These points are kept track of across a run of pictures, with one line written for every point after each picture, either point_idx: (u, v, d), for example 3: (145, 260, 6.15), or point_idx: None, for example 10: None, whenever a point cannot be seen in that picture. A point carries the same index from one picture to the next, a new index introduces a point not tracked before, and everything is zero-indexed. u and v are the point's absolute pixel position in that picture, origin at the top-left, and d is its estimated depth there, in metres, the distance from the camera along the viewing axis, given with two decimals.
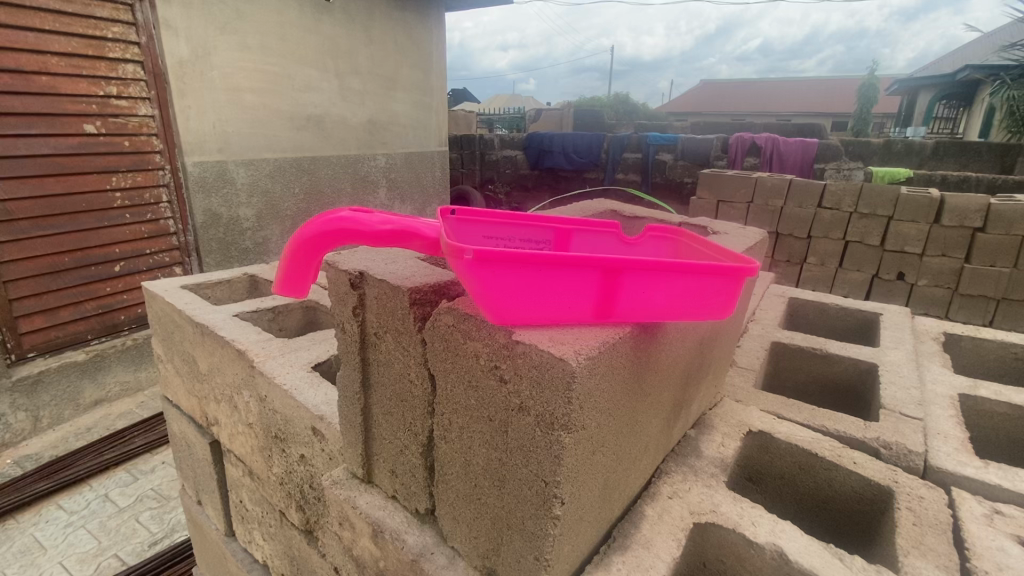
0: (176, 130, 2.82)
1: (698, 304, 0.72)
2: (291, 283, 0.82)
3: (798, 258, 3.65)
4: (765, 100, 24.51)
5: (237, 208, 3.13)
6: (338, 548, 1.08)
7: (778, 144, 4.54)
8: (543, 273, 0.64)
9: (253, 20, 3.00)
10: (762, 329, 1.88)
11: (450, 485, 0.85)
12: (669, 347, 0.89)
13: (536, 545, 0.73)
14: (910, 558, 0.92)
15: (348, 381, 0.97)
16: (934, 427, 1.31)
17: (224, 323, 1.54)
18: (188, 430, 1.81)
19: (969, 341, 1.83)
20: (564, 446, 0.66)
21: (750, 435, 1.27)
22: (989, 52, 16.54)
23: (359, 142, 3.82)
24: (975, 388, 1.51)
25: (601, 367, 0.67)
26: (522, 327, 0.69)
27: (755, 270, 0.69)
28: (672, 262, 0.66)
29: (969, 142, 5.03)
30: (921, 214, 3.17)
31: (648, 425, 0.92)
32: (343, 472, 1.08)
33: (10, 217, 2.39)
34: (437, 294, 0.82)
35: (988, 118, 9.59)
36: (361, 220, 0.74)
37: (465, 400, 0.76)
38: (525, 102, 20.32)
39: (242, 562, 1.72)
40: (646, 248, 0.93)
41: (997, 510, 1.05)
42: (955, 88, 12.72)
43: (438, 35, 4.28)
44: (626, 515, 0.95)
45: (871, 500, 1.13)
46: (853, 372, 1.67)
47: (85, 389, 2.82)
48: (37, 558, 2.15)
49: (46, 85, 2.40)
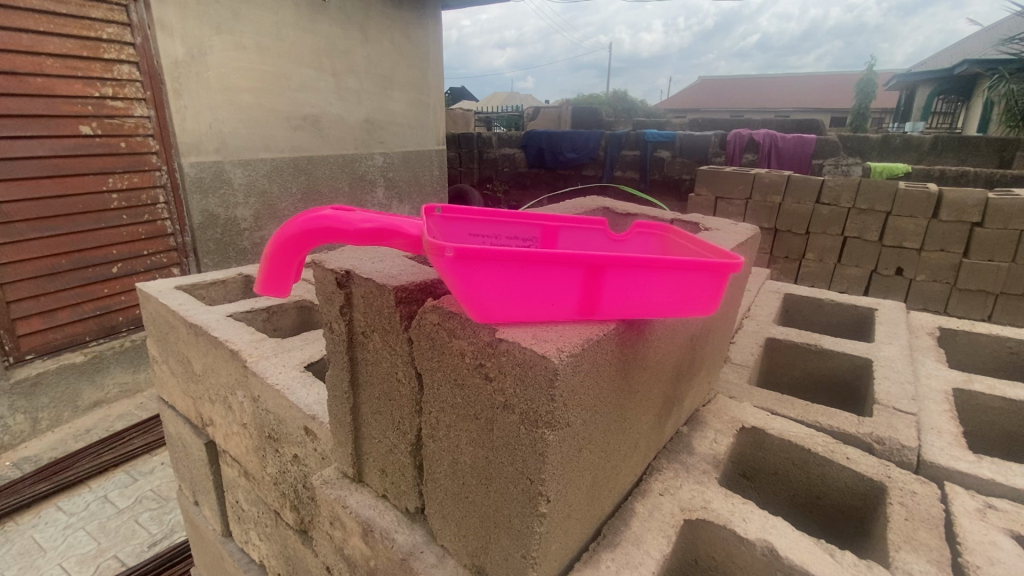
0: (172, 131, 2.82)
1: (684, 300, 0.72)
2: (273, 282, 0.82)
3: (796, 254, 3.64)
4: (764, 96, 24.46)
5: (234, 209, 3.12)
6: (330, 548, 1.08)
7: (776, 140, 4.53)
8: (526, 271, 0.64)
9: (249, 20, 2.99)
10: (756, 325, 1.88)
11: (438, 483, 0.85)
12: (658, 343, 0.88)
13: (523, 543, 0.73)
14: (901, 553, 0.92)
15: (337, 380, 0.97)
16: (927, 422, 1.31)
17: (217, 323, 1.54)
18: (184, 431, 1.81)
19: (964, 336, 1.83)
20: (547, 443, 0.66)
21: (744, 431, 1.27)
22: (990, 45, 16.50)
23: (356, 141, 3.81)
24: (970, 382, 1.51)
25: (585, 365, 0.67)
26: (506, 325, 0.68)
27: (739, 266, 0.69)
28: (654, 259, 0.66)
29: (968, 137, 5.02)
30: (919, 209, 3.17)
31: (638, 421, 0.92)
32: (334, 472, 1.08)
33: (8, 218, 2.38)
34: (424, 292, 0.81)
35: (987, 111, 9.51)
36: (343, 219, 0.73)
37: (451, 399, 0.76)
38: (524, 101, 20.12)
39: (239, 562, 1.72)
40: (634, 245, 0.93)
41: (989, 504, 1.05)
42: (954, 83, 12.71)
43: (434, 34, 4.27)
44: (615, 512, 0.95)
45: (864, 495, 1.13)
46: (848, 366, 1.67)
47: (84, 390, 2.83)
48: (36, 559, 2.15)
49: (41, 87, 2.39)
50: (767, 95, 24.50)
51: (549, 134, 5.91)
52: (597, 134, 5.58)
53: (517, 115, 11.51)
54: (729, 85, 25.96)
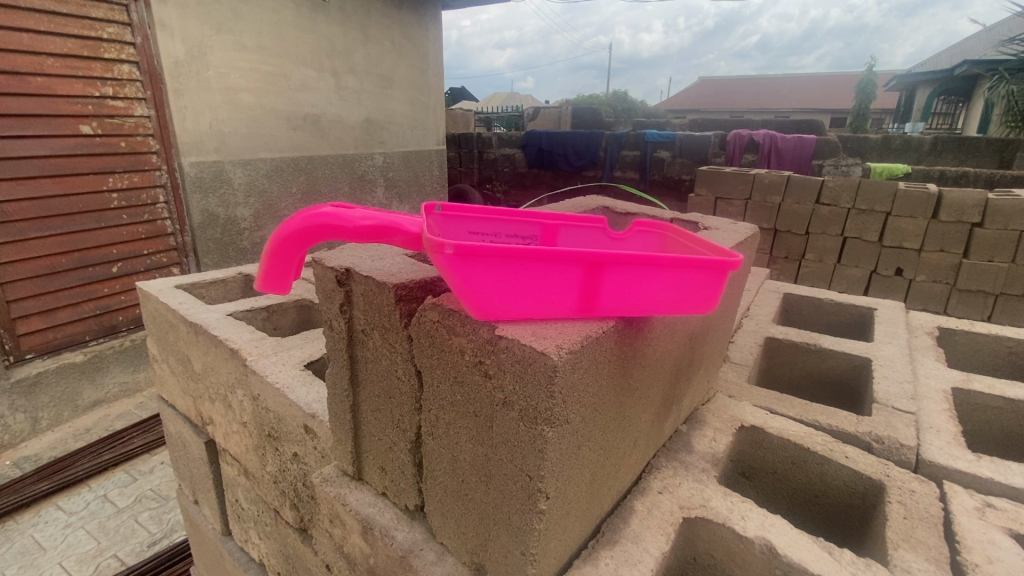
0: (173, 131, 2.82)
1: (683, 298, 0.72)
2: (273, 279, 0.83)
3: (796, 254, 3.64)
4: (764, 96, 24.47)
5: (234, 208, 3.12)
6: (330, 545, 1.08)
7: (776, 141, 4.54)
8: (526, 268, 0.64)
9: (250, 20, 3.00)
10: (756, 325, 1.89)
11: (438, 481, 0.85)
12: (657, 340, 0.88)
13: (522, 540, 0.73)
14: (899, 551, 0.92)
15: (336, 378, 0.97)
16: (926, 421, 1.31)
17: (217, 322, 1.54)
18: (184, 430, 1.81)
19: (963, 335, 1.84)
20: (547, 440, 0.66)
21: (743, 430, 1.27)
22: (990, 46, 16.53)
23: (356, 141, 3.81)
24: (970, 381, 1.51)
25: (584, 362, 0.67)
26: (506, 322, 0.69)
27: (738, 263, 0.69)
28: (653, 256, 0.66)
29: (968, 138, 5.02)
30: (919, 210, 3.17)
31: (636, 419, 0.92)
32: (333, 470, 1.08)
33: (8, 218, 2.39)
34: (424, 290, 0.82)
35: (986, 112, 9.50)
36: (343, 216, 0.74)
37: (451, 396, 0.76)
38: (524, 101, 20.11)
39: (239, 561, 1.72)
40: (633, 243, 0.93)
41: (988, 502, 1.05)
42: (954, 84, 12.71)
43: (435, 34, 4.27)
44: (615, 510, 0.95)
45: (862, 494, 1.13)
46: (847, 366, 1.67)
47: (83, 390, 2.83)
48: (36, 559, 2.15)
49: (41, 86, 2.39)
50: (767, 95, 24.51)
51: (549, 134, 5.91)
52: (597, 135, 5.58)
53: (517, 116, 11.52)
54: (729, 86, 25.96)
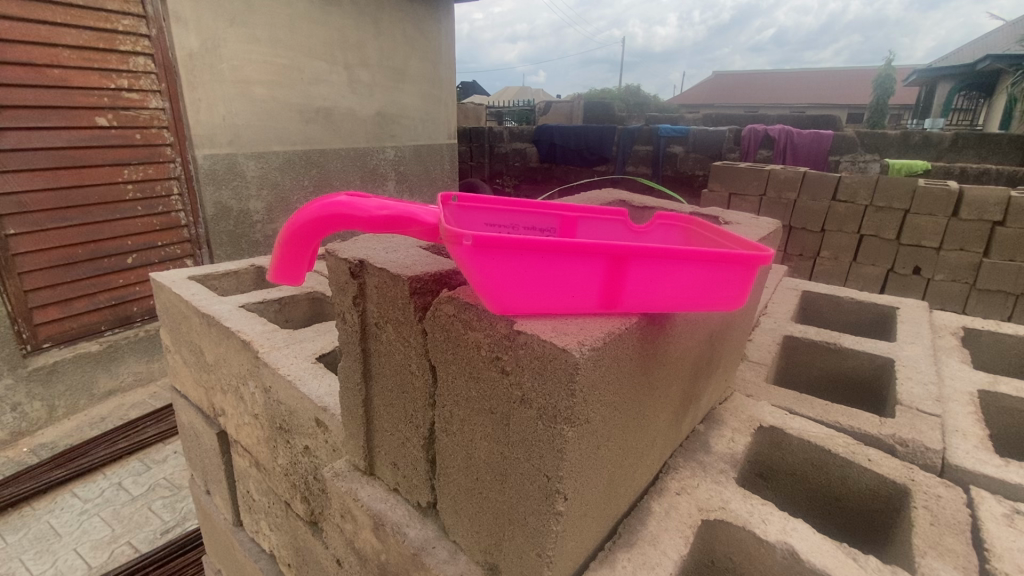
0: (187, 123, 2.82)
1: (709, 294, 0.69)
2: (286, 270, 0.82)
3: (811, 252, 3.57)
4: (779, 91, 24.12)
5: (247, 201, 3.13)
6: (340, 540, 1.07)
7: (791, 137, 4.40)
8: (548, 260, 0.61)
9: (263, 12, 2.98)
10: (774, 323, 1.84)
11: (451, 478, 0.84)
12: (679, 337, 0.86)
13: (538, 542, 0.71)
14: (927, 559, 0.89)
15: (349, 371, 0.95)
16: (952, 424, 1.27)
17: (229, 313, 1.53)
18: (196, 421, 1.81)
19: (988, 336, 1.79)
20: (566, 440, 0.63)
21: (761, 430, 1.24)
22: (1015, 40, 16.24)
23: (368, 135, 3.80)
24: (996, 384, 1.47)
25: (605, 360, 0.65)
26: (524, 317, 0.66)
27: (769, 258, 0.65)
28: (680, 250, 0.63)
29: (989, 134, 4.92)
30: (939, 207, 3.10)
31: (656, 419, 0.90)
32: (345, 464, 1.07)
33: (24, 209, 2.40)
34: (438, 283, 0.79)
35: (1010, 108, 9.32)
36: (358, 205, 0.72)
37: (466, 391, 0.74)
38: (532, 95, 19.94)
39: (249, 553, 1.72)
40: (655, 236, 0.91)
41: (1017, 509, 1.01)
42: (976, 79, 12.45)
43: (448, 27, 4.23)
44: (631, 511, 0.93)
45: (886, 498, 1.10)
46: (868, 366, 1.63)
47: (99, 379, 2.86)
48: (52, 544, 2.18)
49: (58, 78, 2.40)
50: (782, 90, 24.17)
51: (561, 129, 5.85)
52: (609, 129, 5.48)
53: (527, 109, 11.46)
54: (744, 78, 25.54)
